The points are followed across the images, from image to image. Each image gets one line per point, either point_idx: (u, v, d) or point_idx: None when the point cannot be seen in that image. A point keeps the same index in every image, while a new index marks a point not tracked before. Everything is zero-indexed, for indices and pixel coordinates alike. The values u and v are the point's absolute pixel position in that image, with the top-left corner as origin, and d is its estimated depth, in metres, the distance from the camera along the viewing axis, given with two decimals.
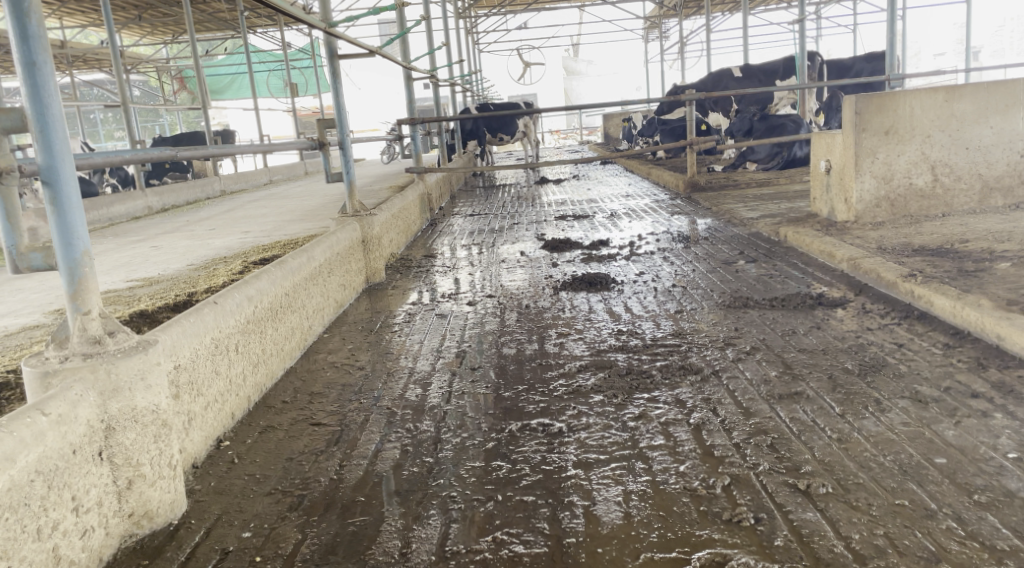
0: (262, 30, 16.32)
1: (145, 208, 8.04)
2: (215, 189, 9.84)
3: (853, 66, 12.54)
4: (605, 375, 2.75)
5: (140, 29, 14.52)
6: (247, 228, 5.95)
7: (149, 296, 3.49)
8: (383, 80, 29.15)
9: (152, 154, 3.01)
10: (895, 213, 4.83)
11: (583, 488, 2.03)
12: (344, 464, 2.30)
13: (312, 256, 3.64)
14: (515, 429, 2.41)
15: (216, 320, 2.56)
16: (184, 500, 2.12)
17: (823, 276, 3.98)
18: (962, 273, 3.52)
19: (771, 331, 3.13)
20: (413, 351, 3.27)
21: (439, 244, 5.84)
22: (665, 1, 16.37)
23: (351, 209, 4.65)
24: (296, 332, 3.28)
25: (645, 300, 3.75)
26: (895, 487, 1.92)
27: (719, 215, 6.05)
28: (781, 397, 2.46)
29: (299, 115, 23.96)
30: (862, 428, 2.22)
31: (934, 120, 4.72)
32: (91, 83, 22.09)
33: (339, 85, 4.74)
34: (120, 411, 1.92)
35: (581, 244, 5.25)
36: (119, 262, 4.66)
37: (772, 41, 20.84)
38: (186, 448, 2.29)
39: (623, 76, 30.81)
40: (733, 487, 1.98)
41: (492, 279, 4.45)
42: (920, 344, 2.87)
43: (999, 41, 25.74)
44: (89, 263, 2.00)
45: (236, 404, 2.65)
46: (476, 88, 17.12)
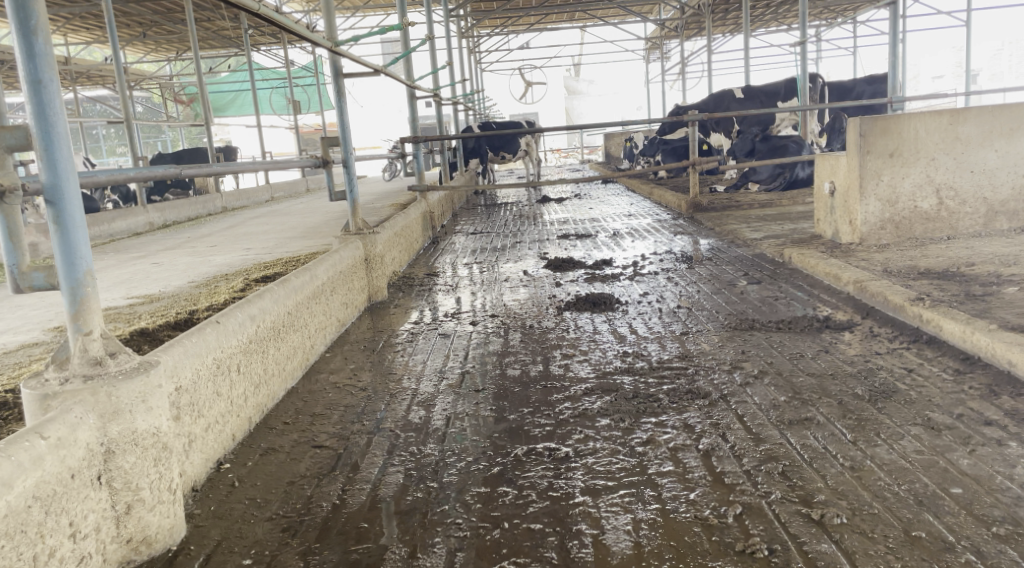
0: (265, 48, 16.40)
1: (146, 224, 8.02)
2: (217, 205, 9.84)
3: (854, 88, 12.60)
4: (610, 399, 2.71)
5: (143, 45, 14.56)
6: (249, 244, 5.93)
7: (150, 314, 3.46)
8: (386, 98, 29.27)
9: (156, 172, 2.99)
10: (899, 235, 4.81)
11: (592, 515, 1.99)
12: (347, 489, 2.26)
13: (316, 274, 3.61)
14: (520, 453, 2.37)
15: (218, 340, 2.53)
16: (183, 525, 2.07)
17: (829, 299, 3.94)
18: (970, 297, 3.49)
19: (778, 355, 3.09)
20: (416, 371, 3.23)
21: (441, 262, 5.82)
22: (667, 23, 16.47)
23: (354, 227, 4.63)
24: (298, 351, 3.25)
25: (650, 321, 3.71)
26: (911, 518, 1.88)
27: (722, 235, 6.03)
28: (791, 423, 2.42)
29: (302, 132, 24.03)
30: (875, 456, 2.18)
31: (939, 142, 4.70)
32: (93, 98, 22.17)
33: (343, 103, 4.73)
34: (120, 434, 1.88)
35: (584, 264, 5.22)
36: (120, 279, 4.63)
37: (772, 63, 20.94)
38: (186, 471, 2.25)
39: (624, 96, 30.94)
40: (745, 516, 1.94)
41: (495, 299, 4.42)
42: (931, 369, 2.84)
43: (997, 64, 25.92)
44: (92, 283, 1.96)
45: (237, 425, 2.62)
46: (478, 107, 17.16)
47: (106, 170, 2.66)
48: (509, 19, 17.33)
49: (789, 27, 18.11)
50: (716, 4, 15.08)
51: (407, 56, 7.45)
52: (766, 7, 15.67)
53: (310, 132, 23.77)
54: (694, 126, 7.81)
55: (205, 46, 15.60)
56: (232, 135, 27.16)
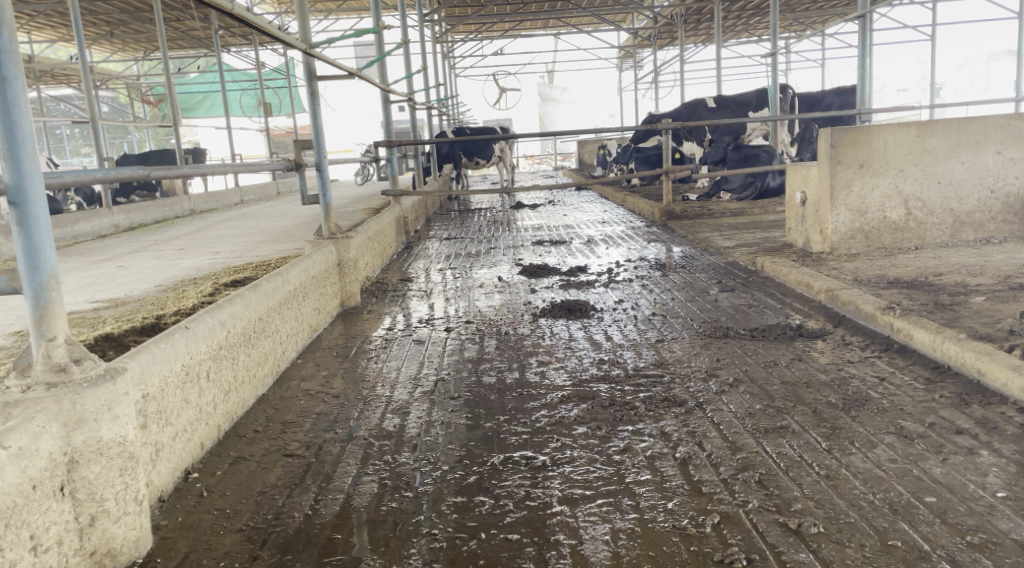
0: (236, 49, 16.22)
1: (112, 226, 7.87)
2: (185, 208, 9.69)
3: (822, 100, 12.79)
4: (587, 406, 2.70)
5: (110, 44, 14.32)
6: (219, 248, 5.84)
7: (115, 318, 3.38)
8: (358, 102, 29.12)
9: (123, 173, 2.92)
10: (869, 244, 4.87)
11: (570, 525, 1.97)
12: (320, 499, 2.21)
13: (288, 279, 3.56)
14: (497, 462, 2.34)
15: (187, 346, 2.48)
16: (149, 537, 2.02)
17: (801, 307, 3.97)
18: (939, 306, 3.54)
19: (752, 363, 3.10)
20: (390, 378, 3.19)
21: (414, 268, 5.78)
22: (639, 32, 16.59)
23: (327, 232, 4.57)
24: (269, 357, 3.19)
25: (625, 328, 3.71)
26: (887, 527, 1.89)
27: (695, 243, 6.06)
28: (767, 431, 2.43)
29: (273, 135, 23.81)
30: (850, 465, 2.19)
31: (907, 154, 4.76)
32: (57, 97, 21.78)
33: (316, 107, 4.67)
34: (85, 443, 1.83)
35: (559, 271, 5.22)
36: (84, 282, 4.53)
37: (743, 74, 21.19)
38: (152, 481, 2.19)
39: (597, 104, 31.11)
40: (723, 526, 1.93)
41: (469, 305, 4.39)
42: (902, 378, 2.86)
43: (960, 79, 26.53)
44: (57, 287, 1.90)
45: (206, 434, 2.56)
46: (451, 112, 17.13)
47: (71, 171, 2.59)
48: (483, 26, 17.34)
49: (759, 38, 18.34)
50: (688, 15, 15.23)
51: (382, 60, 7.39)
52: (737, 18, 15.85)
53: (282, 135, 23.56)
54: (667, 134, 7.85)
55: (173, 46, 15.39)
56: (201, 137, 26.84)
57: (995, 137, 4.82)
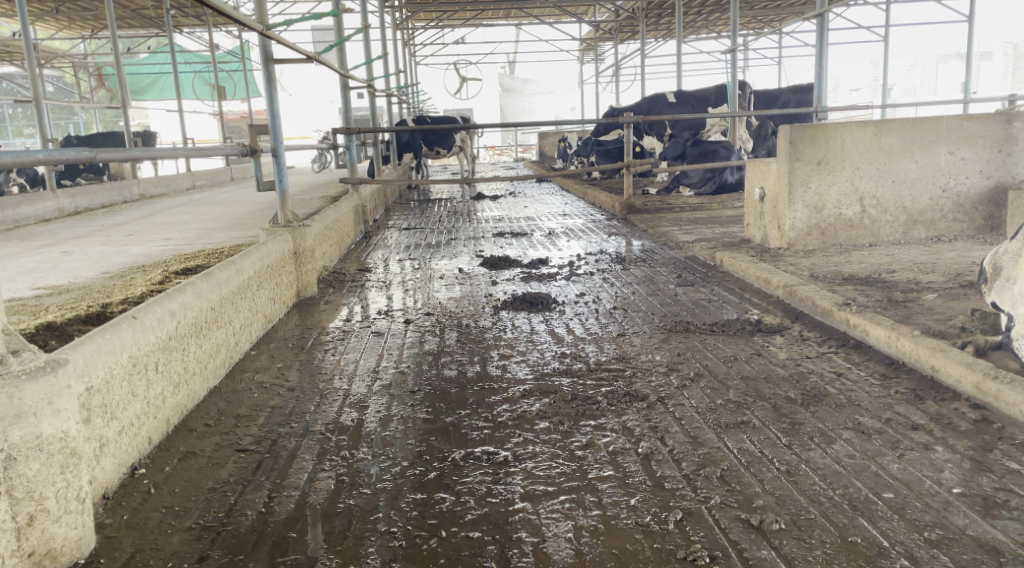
0: (188, 30, 15.82)
1: (56, 210, 7.61)
2: (134, 192, 9.43)
3: (780, 97, 12.96)
4: (549, 401, 2.67)
5: (56, 21, 13.85)
6: (169, 234, 5.68)
7: (59, 306, 3.25)
8: (316, 87, 28.71)
9: (67, 155, 2.79)
10: (825, 241, 4.93)
11: (532, 523, 1.94)
12: (274, 496, 2.14)
13: (241, 268, 3.45)
14: (458, 457, 2.30)
15: (135, 336, 2.38)
16: (93, 535, 1.94)
17: (759, 302, 4.00)
18: (893, 303, 3.58)
19: (713, 358, 3.11)
20: (348, 371, 3.12)
21: (373, 258, 5.69)
22: (601, 26, 16.61)
23: (283, 220, 4.47)
24: (221, 349, 3.09)
25: (587, 322, 3.69)
26: (846, 523, 1.89)
27: (654, 237, 6.08)
28: (728, 427, 2.42)
29: (227, 120, 23.33)
30: (809, 460, 2.19)
31: (863, 153, 4.82)
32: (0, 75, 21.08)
33: (273, 91, 4.55)
34: (22, 439, 1.74)
35: (520, 263, 5.18)
36: (25, 268, 4.35)
37: (702, 70, 21.37)
38: (96, 477, 2.11)
39: (558, 96, 31.12)
40: (686, 522, 1.91)
41: (429, 296, 4.33)
42: (859, 373, 2.89)
43: (910, 79, 27.18)
44: None
45: (155, 428, 2.47)
46: (410, 100, 16.94)
47: (11, 152, 2.46)
48: (444, 14, 17.20)
49: (718, 35, 18.51)
50: (650, 9, 15.27)
51: (341, 46, 7.22)
52: (698, 14, 15.96)
53: (236, 120, 23.07)
54: (629, 127, 7.86)
55: (124, 25, 14.95)
56: (152, 120, 26.20)
57: (948, 137, 4.90)
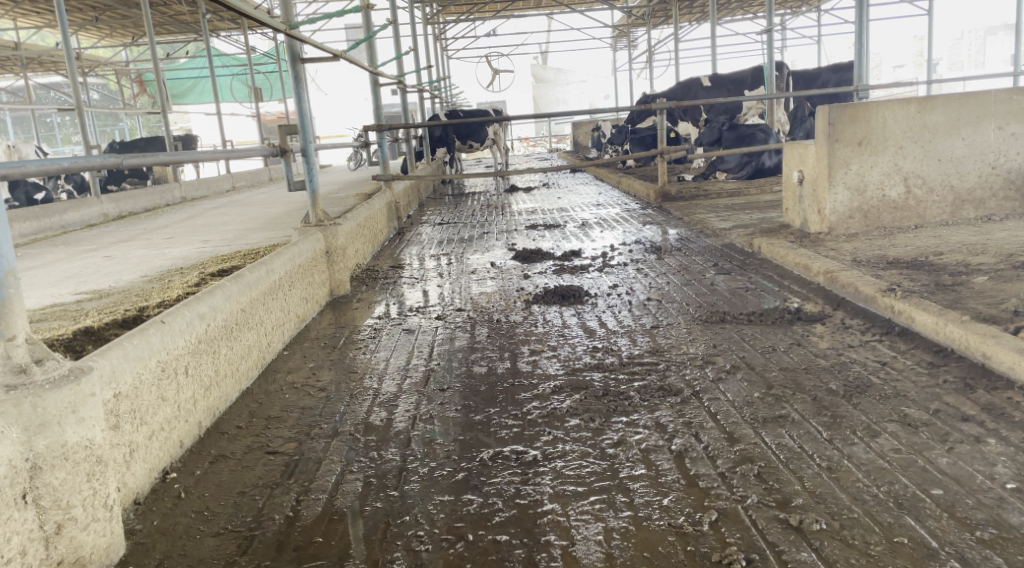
0: (225, 34, 16.01)
1: (101, 216, 7.74)
2: (176, 196, 9.57)
3: (819, 77, 12.68)
4: (580, 397, 2.61)
5: (97, 30, 14.11)
6: (208, 236, 5.73)
7: (97, 310, 3.28)
8: (351, 85, 28.93)
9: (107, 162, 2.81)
10: (868, 224, 4.76)
11: (561, 525, 1.89)
12: (302, 499, 2.13)
13: (272, 268, 3.46)
14: (486, 457, 2.25)
15: (163, 341, 2.38)
16: (122, 542, 1.94)
17: (799, 290, 3.88)
18: (940, 287, 3.44)
19: (750, 349, 3.02)
20: (378, 370, 3.10)
21: (406, 254, 5.68)
22: (634, 12, 16.41)
23: (314, 219, 4.47)
24: (252, 350, 3.09)
25: (620, 314, 3.61)
26: (892, 522, 1.80)
27: (690, 225, 5.98)
28: (765, 421, 2.34)
29: (265, 120, 23.60)
30: (852, 456, 2.10)
31: (907, 131, 4.65)
32: (46, 85, 21.62)
33: (301, 90, 4.54)
34: (47, 448, 1.73)
35: (553, 255, 5.12)
36: (68, 274, 4.42)
37: (738, 52, 21.02)
38: (126, 483, 2.10)
39: (591, 84, 30.87)
40: (721, 523, 1.84)
41: (461, 292, 4.29)
42: (904, 362, 2.77)
43: (956, 53, 26.38)
44: (15, 283, 1.81)
45: (186, 431, 2.47)
46: (443, 94, 16.91)
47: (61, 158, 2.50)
48: (476, 7, 17.16)
49: (754, 15, 18.12)
50: None
51: (370, 43, 7.18)
52: None
53: (274, 120, 23.32)
54: (662, 112, 7.69)
55: (162, 31, 15.17)
56: (192, 124, 26.63)
57: (996, 112, 4.71)
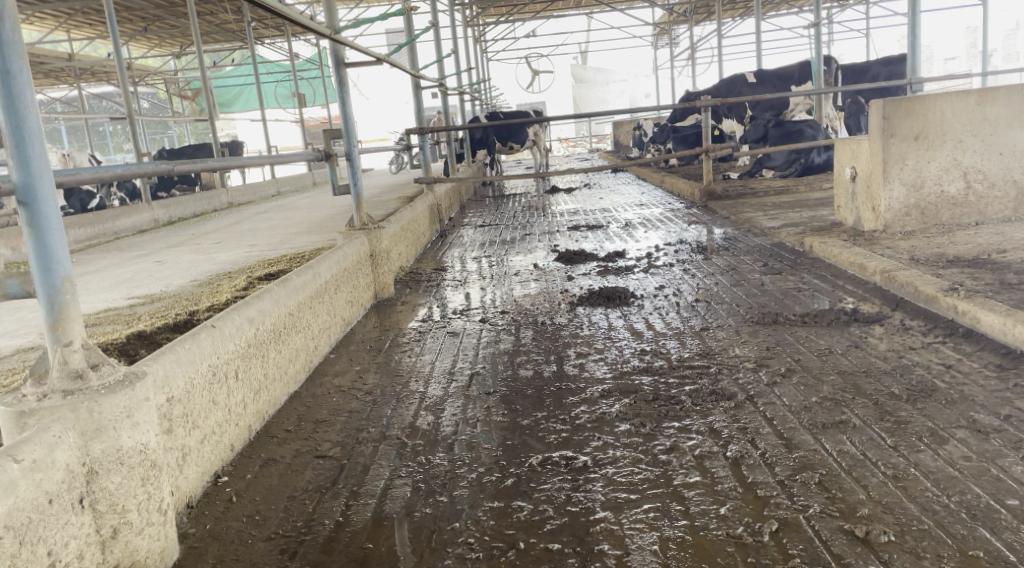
0: (269, 42, 16.21)
1: (151, 222, 7.89)
2: (223, 201, 9.72)
3: (868, 70, 12.40)
4: (630, 401, 2.56)
5: (146, 40, 14.41)
6: (254, 240, 5.80)
7: (150, 315, 3.32)
8: (393, 89, 29.17)
9: (161, 167, 2.82)
10: (925, 221, 4.62)
11: (615, 534, 1.84)
12: (351, 505, 2.11)
13: (318, 273, 3.46)
14: (535, 463, 2.22)
15: (214, 345, 2.39)
16: (176, 547, 1.94)
17: (855, 290, 3.76)
18: (1005, 286, 3.31)
19: (805, 351, 2.93)
20: (423, 373, 3.08)
21: (449, 256, 5.67)
22: (675, 9, 16.22)
23: (359, 222, 4.48)
24: (300, 354, 3.10)
25: (668, 316, 3.54)
26: (965, 534, 1.72)
27: (737, 224, 5.86)
28: (825, 427, 2.26)
29: (308, 126, 23.90)
30: (919, 464, 2.02)
31: (966, 124, 4.51)
32: (99, 95, 22.27)
33: (345, 94, 4.55)
34: (104, 453, 1.75)
35: (596, 256, 5.06)
36: (120, 279, 4.49)
37: (783, 47, 20.66)
38: (179, 487, 2.11)
39: (632, 84, 30.67)
40: (783, 534, 1.78)
41: (505, 294, 4.26)
42: (970, 365, 2.67)
43: (1012, 43, 25.58)
44: (72, 290, 1.81)
45: (236, 435, 2.48)
46: (483, 96, 16.93)
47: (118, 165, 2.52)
48: (515, 8, 17.14)
49: (799, 10, 17.77)
50: None
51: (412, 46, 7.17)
52: None
53: (317, 125, 23.57)
54: (707, 111, 7.56)
55: (209, 40, 15.45)
56: (238, 130, 27.14)
57: None
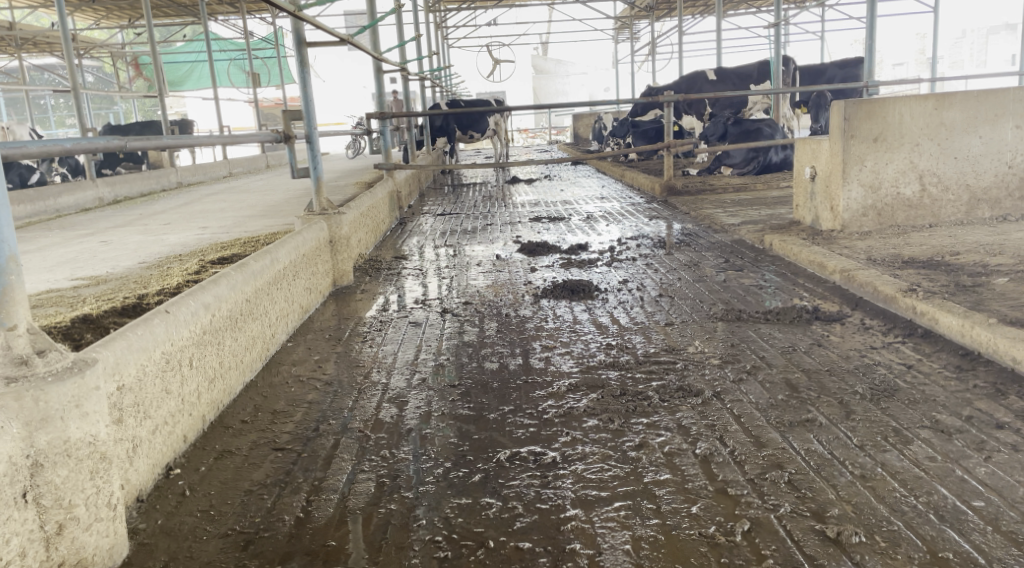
0: (223, 19, 15.81)
1: (96, 200, 7.61)
2: (172, 181, 9.43)
3: (825, 72, 12.68)
4: (597, 396, 2.53)
5: (93, 11, 13.89)
6: (206, 223, 5.62)
7: (96, 297, 3.18)
8: (349, 73, 28.82)
9: (109, 144, 2.67)
10: (881, 222, 4.68)
11: (586, 533, 1.80)
12: (312, 500, 2.04)
13: (276, 257, 3.36)
14: (503, 458, 2.17)
15: (168, 331, 2.29)
16: (126, 543, 1.85)
17: (815, 289, 3.79)
18: (961, 288, 3.36)
19: (770, 348, 2.94)
20: (386, 364, 3.01)
21: (408, 245, 5.58)
22: (636, 4, 16.27)
23: (318, 207, 4.37)
24: (257, 341, 3.00)
25: (632, 310, 3.53)
26: (933, 535, 1.73)
27: (697, 220, 5.90)
28: (792, 425, 2.26)
29: (263, 107, 23.42)
30: (886, 464, 2.02)
31: (923, 128, 4.58)
32: (42, 67, 21.50)
33: (306, 75, 4.41)
34: (49, 445, 1.64)
35: (559, 248, 5.03)
36: (63, 259, 4.30)
37: (741, 46, 20.93)
38: (129, 480, 2.01)
39: (592, 77, 30.84)
40: (755, 533, 1.76)
41: (468, 284, 4.19)
42: (931, 365, 2.70)
43: (958, 52, 26.41)
44: (16, 270, 1.70)
45: (190, 426, 2.38)
46: (443, 84, 16.77)
47: (65, 140, 2.38)
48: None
49: (757, 9, 17.92)
50: None
51: (374, 29, 7.02)
52: None
53: (271, 106, 23.09)
54: (669, 106, 7.55)
55: (160, 14, 15.00)
56: (188, 109, 26.48)
57: (1013, 111, 4.66)
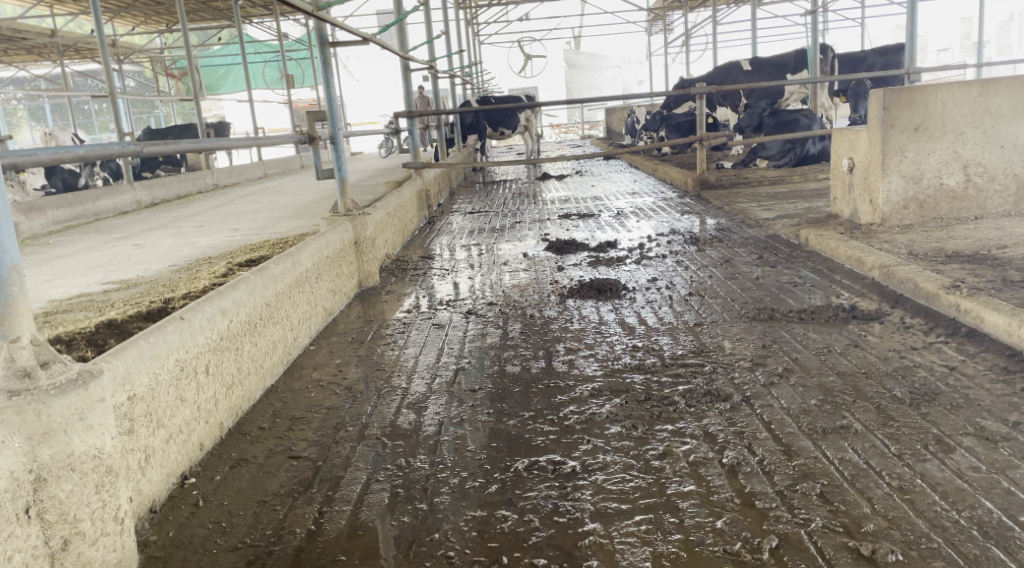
0: (258, 21, 15.95)
1: (134, 203, 7.70)
2: (209, 182, 9.53)
3: (864, 59, 12.38)
4: (621, 402, 2.44)
5: (132, 17, 14.10)
6: (238, 224, 5.64)
7: (122, 301, 3.17)
8: (384, 71, 28.97)
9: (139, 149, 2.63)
10: (923, 214, 4.50)
11: (604, 549, 1.73)
12: (325, 511, 1.99)
13: (298, 261, 3.32)
14: (521, 468, 2.09)
15: (182, 339, 2.25)
16: (135, 556, 1.82)
17: (852, 286, 3.65)
18: (1008, 284, 3.20)
19: (803, 350, 2.82)
20: (407, 367, 2.96)
21: (436, 244, 5.53)
22: None
23: (342, 208, 4.33)
24: (278, 346, 2.97)
25: (660, 310, 3.44)
26: (977, 554, 1.62)
27: (731, 214, 5.76)
28: (826, 432, 2.15)
29: (298, 108, 23.64)
30: (926, 474, 1.91)
31: (967, 116, 4.40)
32: (85, 73, 21.94)
33: (330, 75, 4.37)
34: (53, 459, 1.61)
35: (587, 246, 4.94)
36: (96, 262, 4.33)
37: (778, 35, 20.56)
38: (142, 490, 1.99)
39: (626, 70, 30.60)
40: (783, 551, 1.67)
41: (493, 284, 4.12)
42: (975, 367, 2.56)
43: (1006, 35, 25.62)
44: (19, 281, 1.68)
45: (206, 433, 2.35)
46: (476, 81, 16.75)
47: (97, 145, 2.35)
48: None
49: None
50: None
51: (401, 27, 6.97)
52: None
53: (307, 107, 23.30)
54: (702, 98, 7.39)
55: (196, 18, 15.18)
56: (227, 111, 26.86)
57: None
